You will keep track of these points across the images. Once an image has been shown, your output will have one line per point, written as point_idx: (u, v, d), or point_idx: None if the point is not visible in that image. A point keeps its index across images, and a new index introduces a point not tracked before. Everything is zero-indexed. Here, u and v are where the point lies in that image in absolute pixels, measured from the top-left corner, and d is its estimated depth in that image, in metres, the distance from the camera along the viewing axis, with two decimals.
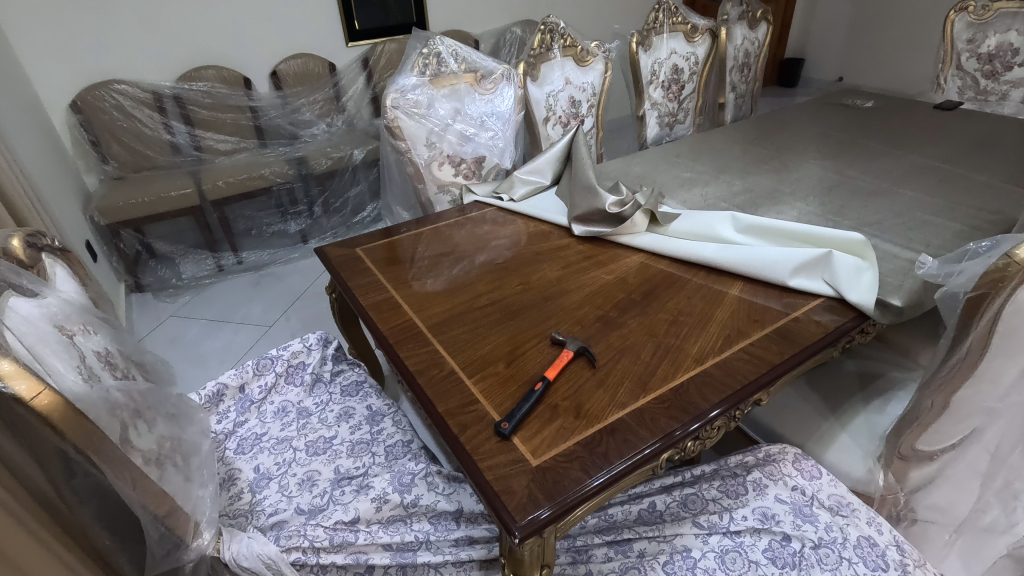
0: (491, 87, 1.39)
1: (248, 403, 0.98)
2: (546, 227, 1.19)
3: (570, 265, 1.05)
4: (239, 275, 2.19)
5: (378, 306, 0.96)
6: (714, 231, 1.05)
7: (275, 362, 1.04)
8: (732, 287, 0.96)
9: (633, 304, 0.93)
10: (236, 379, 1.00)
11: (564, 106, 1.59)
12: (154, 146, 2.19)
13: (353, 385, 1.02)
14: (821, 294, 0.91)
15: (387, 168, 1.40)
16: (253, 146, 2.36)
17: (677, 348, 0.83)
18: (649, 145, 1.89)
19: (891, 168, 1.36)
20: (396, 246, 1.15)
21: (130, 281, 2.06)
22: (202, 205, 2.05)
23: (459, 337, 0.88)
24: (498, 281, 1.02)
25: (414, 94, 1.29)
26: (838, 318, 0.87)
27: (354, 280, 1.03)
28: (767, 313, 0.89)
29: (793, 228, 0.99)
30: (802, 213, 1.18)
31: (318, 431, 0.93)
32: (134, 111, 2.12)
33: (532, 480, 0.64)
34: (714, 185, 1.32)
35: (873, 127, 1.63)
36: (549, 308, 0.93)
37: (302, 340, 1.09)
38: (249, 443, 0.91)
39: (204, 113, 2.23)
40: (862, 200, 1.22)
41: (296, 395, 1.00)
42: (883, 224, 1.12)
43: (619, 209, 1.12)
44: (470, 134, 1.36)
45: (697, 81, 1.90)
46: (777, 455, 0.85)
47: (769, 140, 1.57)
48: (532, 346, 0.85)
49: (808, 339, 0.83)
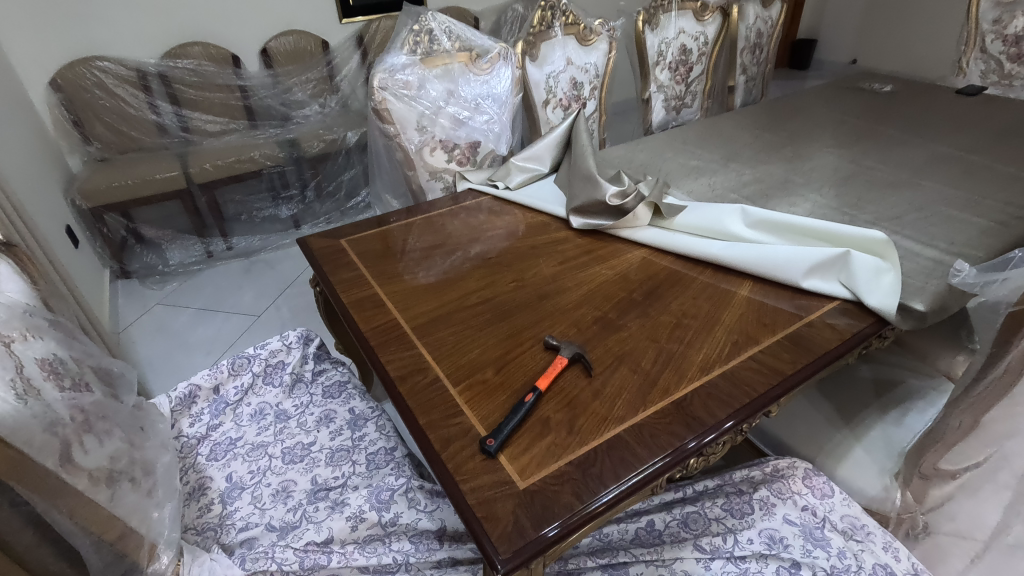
0: (488, 67, 1.30)
1: (223, 405, 0.92)
2: (545, 218, 1.12)
3: (568, 260, 0.98)
4: (229, 262, 2.12)
5: (360, 303, 0.90)
6: (722, 225, 0.97)
7: (253, 361, 0.97)
8: (741, 286, 0.89)
9: (634, 305, 0.86)
10: (210, 380, 0.94)
11: (565, 88, 1.50)
12: (140, 127, 2.09)
13: (336, 386, 0.97)
14: (836, 297, 0.85)
15: (376, 153, 1.33)
16: (243, 127, 2.25)
17: (680, 356, 0.77)
18: (654, 130, 1.81)
19: (912, 157, 1.28)
20: (384, 238, 1.09)
21: (115, 267, 1.99)
22: (189, 188, 1.97)
23: (445, 341, 0.81)
24: (489, 278, 0.95)
25: (404, 74, 1.20)
26: (855, 324, 0.80)
27: (336, 275, 0.97)
28: (778, 317, 0.83)
29: (807, 224, 0.92)
30: (816, 206, 1.11)
31: (296, 436, 0.88)
32: (117, 90, 2.02)
33: (519, 505, 0.58)
34: (722, 175, 1.25)
35: (893, 112, 1.55)
36: (543, 309, 0.87)
37: (282, 337, 1.01)
38: (223, 448, 0.86)
39: (191, 92, 2.13)
40: (880, 192, 1.14)
41: (275, 396, 0.94)
42: (902, 220, 1.04)
43: (620, 201, 1.04)
44: (464, 118, 1.28)
45: (706, 63, 1.81)
46: (787, 469, 0.79)
47: (781, 126, 1.49)
48: (523, 350, 0.79)
49: (822, 347, 0.77)
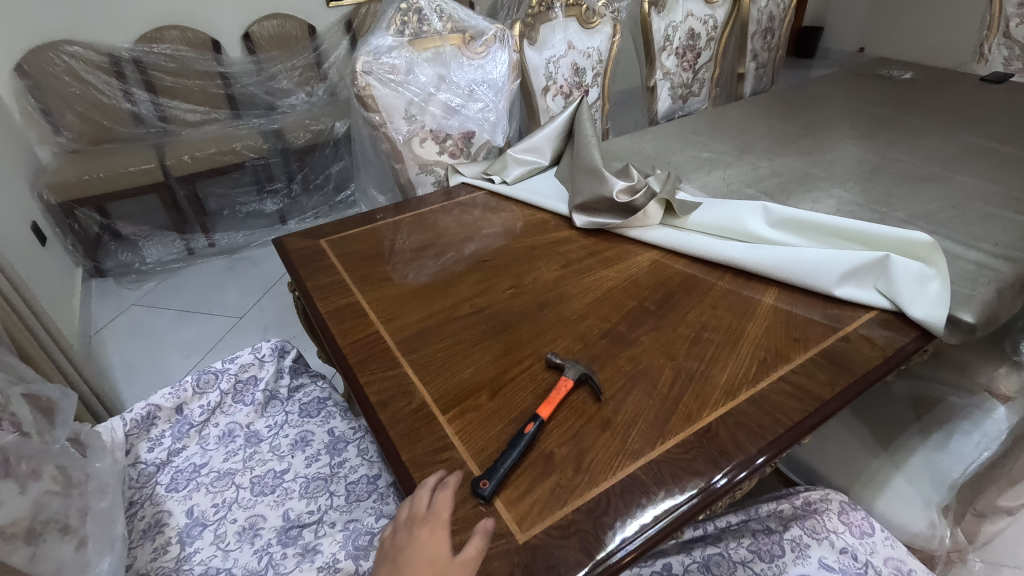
0: (482, 51, 1.19)
1: (186, 426, 0.82)
2: (544, 215, 1.02)
3: (571, 264, 0.89)
4: (211, 260, 2.01)
5: (338, 313, 0.80)
6: (742, 224, 0.88)
7: (221, 377, 0.87)
8: (766, 294, 0.80)
9: (646, 315, 0.77)
10: (172, 398, 0.83)
11: (566, 74, 1.39)
12: (114, 117, 1.94)
13: (315, 404, 0.88)
14: (873, 307, 0.75)
15: (360, 145, 1.23)
16: (225, 117, 2.08)
17: (701, 376, 0.67)
18: (660, 120, 1.70)
19: (941, 149, 1.19)
20: (368, 238, 0.99)
21: (88, 266, 1.89)
22: (167, 181, 1.87)
23: (433, 357, 0.72)
24: (484, 283, 0.85)
25: (390, 57, 1.09)
26: (895, 338, 0.71)
27: (313, 280, 0.87)
28: (810, 330, 0.73)
29: (837, 224, 0.83)
30: (841, 202, 1.01)
31: (267, 463, 0.79)
32: (88, 77, 1.86)
33: (518, 566, 0.49)
34: (737, 168, 1.15)
35: (915, 101, 1.45)
36: (544, 319, 0.77)
37: (253, 349, 0.91)
38: (185, 477, 0.77)
39: (169, 79, 1.98)
40: (910, 186, 1.05)
41: (246, 416, 0.85)
42: (936, 218, 0.95)
43: (629, 198, 0.95)
44: (457, 106, 1.18)
45: (715, 48, 1.70)
46: (820, 502, 0.71)
47: (796, 116, 1.39)
48: (522, 369, 0.69)
49: (862, 365, 0.67)
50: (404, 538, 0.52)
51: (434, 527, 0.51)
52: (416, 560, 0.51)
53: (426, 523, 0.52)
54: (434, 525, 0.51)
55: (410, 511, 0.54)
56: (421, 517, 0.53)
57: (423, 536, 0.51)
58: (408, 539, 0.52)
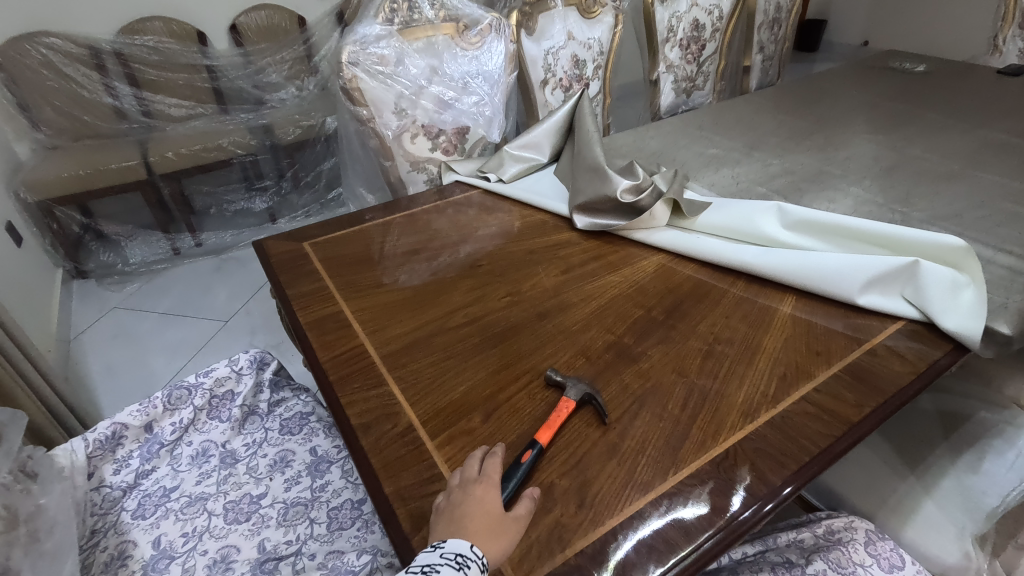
0: (477, 41, 1.13)
1: (156, 446, 0.76)
2: (543, 216, 0.96)
3: (572, 269, 0.82)
4: (198, 260, 1.94)
5: (320, 324, 0.74)
6: (756, 227, 0.82)
7: (194, 393, 0.81)
8: (782, 302, 0.74)
9: (654, 326, 0.71)
10: (140, 417, 0.77)
11: (566, 67, 1.32)
12: (95, 112, 1.84)
13: (296, 420, 0.82)
14: (900, 317, 0.70)
15: (348, 142, 1.17)
16: (211, 111, 1.98)
17: (716, 395, 0.61)
18: (663, 115, 1.64)
19: (961, 145, 1.12)
20: (355, 240, 0.92)
21: (70, 266, 1.83)
22: (150, 179, 1.80)
23: (422, 374, 0.65)
24: (479, 290, 0.79)
25: (378, 47, 1.02)
26: (927, 351, 0.65)
27: (294, 287, 0.81)
28: (832, 343, 0.67)
29: (859, 226, 0.77)
30: (859, 201, 0.95)
31: (243, 486, 0.73)
32: (67, 70, 1.77)
33: None
34: (747, 165, 1.09)
35: (931, 95, 1.38)
36: (543, 331, 0.71)
37: (230, 361, 0.85)
38: (153, 503, 0.71)
39: (152, 73, 1.88)
40: (932, 184, 0.99)
41: (221, 434, 0.79)
42: (962, 219, 0.89)
43: (633, 197, 0.88)
44: (450, 99, 1.12)
45: (720, 40, 1.64)
46: (844, 531, 0.65)
47: (807, 111, 1.33)
48: (519, 388, 0.63)
49: (891, 383, 0.62)
50: (458, 496, 0.49)
51: (489, 484, 0.50)
52: (475, 515, 0.47)
53: (480, 480, 0.50)
54: (489, 479, 0.50)
55: (460, 478, 0.51)
56: (473, 479, 0.50)
57: (479, 491, 0.49)
58: (463, 498, 0.48)
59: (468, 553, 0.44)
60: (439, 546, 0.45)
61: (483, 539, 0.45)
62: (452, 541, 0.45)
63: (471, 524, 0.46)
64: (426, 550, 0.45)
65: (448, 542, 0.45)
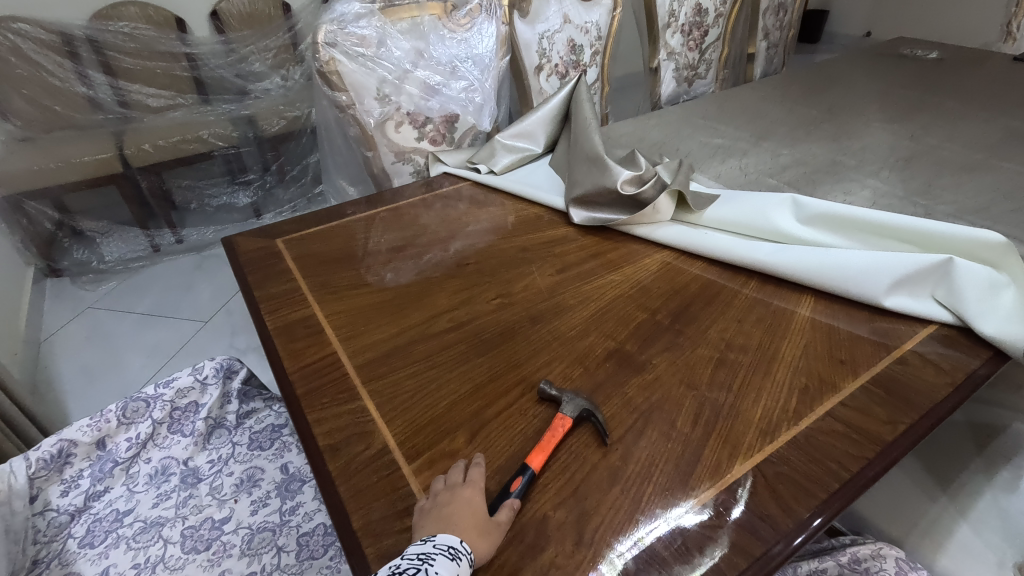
0: (467, 22, 1.05)
1: (109, 464, 0.69)
2: (538, 210, 0.89)
3: (569, 268, 0.75)
4: (178, 258, 1.91)
5: (289, 330, 0.67)
6: (769, 221, 0.75)
7: (153, 405, 0.73)
8: (800, 305, 0.67)
9: (658, 331, 0.64)
10: (90, 433, 0.69)
11: (562, 52, 1.25)
12: (69, 102, 1.72)
13: (267, 434, 0.75)
14: (931, 321, 0.63)
15: (327, 132, 1.10)
16: (192, 102, 1.87)
17: (730, 410, 0.54)
18: (663, 104, 1.57)
19: (983, 134, 1.06)
20: (333, 235, 0.85)
21: (42, 265, 1.79)
22: (127, 172, 1.75)
23: (401, 386, 0.58)
24: (466, 291, 0.72)
25: (358, 27, 0.94)
26: (964, 359, 0.59)
27: (263, 289, 0.74)
28: (857, 350, 0.60)
29: (883, 220, 0.70)
30: (877, 193, 0.88)
31: (205, 510, 0.66)
32: (37, 57, 1.64)
33: None
34: (755, 155, 1.02)
35: (947, 82, 1.31)
36: (536, 337, 0.64)
37: (193, 370, 0.77)
38: (103, 529, 0.64)
39: (129, 61, 1.77)
40: (954, 175, 0.92)
41: (183, 450, 0.72)
42: (990, 212, 0.82)
43: (635, 189, 0.81)
44: (438, 84, 1.05)
45: (724, 26, 1.56)
46: (872, 560, 0.60)
47: (816, 99, 1.26)
48: (509, 403, 0.56)
49: (926, 396, 0.55)
50: (445, 497, 0.46)
51: (475, 486, 0.47)
52: (462, 514, 0.44)
53: (466, 483, 0.47)
54: (475, 482, 0.47)
55: (444, 483, 0.48)
56: (458, 484, 0.47)
57: (465, 493, 0.46)
58: (450, 499, 0.46)
59: (459, 547, 0.41)
60: (428, 540, 0.42)
61: (471, 539, 0.43)
62: (443, 534, 0.42)
63: (460, 520, 0.43)
64: (415, 544, 0.43)
65: (439, 534, 0.42)
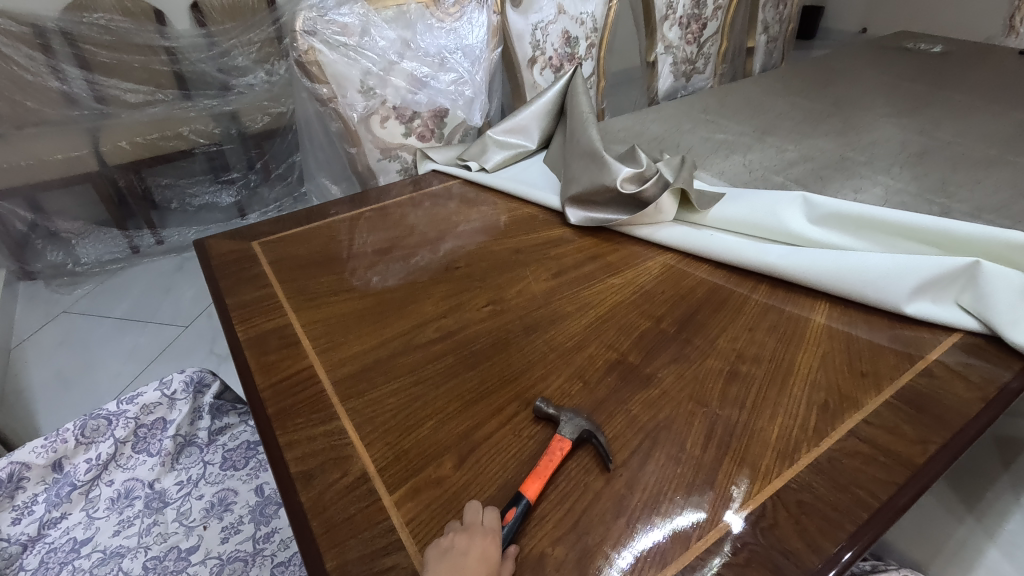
0: (456, 11, 0.99)
1: (67, 488, 0.64)
2: (532, 209, 0.84)
3: (565, 271, 0.70)
4: (159, 260, 1.87)
5: (261, 341, 0.61)
6: (779, 221, 0.70)
7: (116, 424, 0.69)
8: (814, 311, 0.63)
9: (664, 341, 0.59)
10: (45, 455, 0.64)
11: (556, 44, 1.20)
12: (40, 97, 1.65)
13: (241, 453, 0.70)
14: (957, 328, 0.58)
15: (309, 127, 1.05)
16: (172, 98, 1.80)
17: (744, 429, 0.49)
18: (660, 100, 1.52)
19: (996, 129, 1.02)
20: (314, 237, 0.80)
21: (15, 267, 1.74)
22: (102, 170, 1.70)
23: (382, 405, 0.53)
24: (455, 297, 0.67)
25: (339, 15, 0.89)
26: (995, 370, 0.54)
27: (235, 296, 0.68)
28: (880, 361, 0.56)
29: (903, 221, 0.66)
30: (889, 191, 0.84)
31: (169, 539, 0.61)
32: (7, 50, 1.56)
33: None
34: (760, 151, 0.97)
35: (953, 75, 1.28)
36: (530, 348, 0.59)
37: (161, 385, 0.72)
38: (57, 561, 0.59)
39: (105, 55, 1.70)
40: (969, 172, 0.88)
41: (149, 472, 0.67)
42: (1011, 211, 0.78)
43: (635, 187, 0.76)
44: (425, 77, 0.99)
45: (722, 19, 1.52)
46: None
47: (820, 93, 1.21)
48: (502, 423, 0.51)
49: (959, 413, 0.50)
50: (462, 545, 0.40)
51: (493, 535, 0.40)
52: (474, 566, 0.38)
53: (484, 530, 0.41)
54: (493, 531, 0.41)
55: (461, 526, 0.42)
56: (473, 528, 0.41)
57: (481, 541, 0.40)
58: (465, 543, 0.40)
59: None
60: None
61: None
62: None
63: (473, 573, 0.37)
64: None
65: None
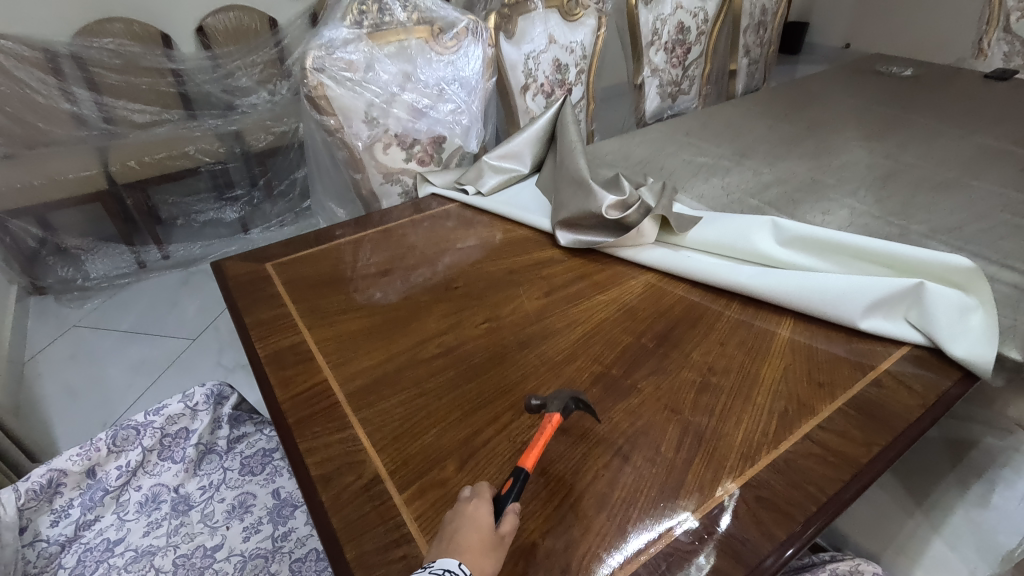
0: (453, 45, 1.06)
1: (100, 492, 0.70)
2: (525, 231, 0.91)
3: (555, 290, 0.77)
4: (165, 274, 1.92)
5: (279, 357, 0.67)
6: (750, 244, 0.77)
7: (143, 433, 0.74)
8: (780, 326, 0.69)
9: (644, 354, 0.66)
10: (80, 462, 0.70)
11: (547, 71, 1.27)
12: (51, 118, 1.71)
13: (258, 459, 0.77)
14: (906, 342, 0.65)
15: (314, 153, 1.11)
16: (179, 117, 1.88)
17: (712, 433, 0.56)
18: (647, 120, 1.60)
19: (957, 152, 1.09)
20: (322, 258, 0.86)
21: (26, 282, 1.78)
22: (111, 189, 1.74)
23: (391, 415, 0.59)
24: (455, 314, 0.73)
25: (346, 52, 0.96)
26: (937, 380, 0.61)
27: (253, 315, 0.74)
28: (836, 372, 0.62)
29: (861, 244, 0.72)
30: (854, 213, 0.91)
31: (196, 538, 0.67)
32: (20, 74, 1.62)
33: None
34: (737, 174, 1.05)
35: (920, 99, 1.36)
36: (523, 362, 0.65)
37: (184, 397, 0.78)
38: (93, 558, 0.65)
39: (113, 77, 1.76)
40: (928, 195, 0.95)
41: (174, 477, 0.73)
42: (963, 232, 0.85)
43: (620, 213, 0.83)
44: (424, 107, 1.06)
45: (705, 44, 1.60)
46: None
47: (796, 116, 1.29)
48: (498, 430, 0.57)
49: (902, 418, 0.57)
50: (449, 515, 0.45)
51: (480, 500, 0.45)
52: (467, 534, 0.43)
53: (472, 497, 0.46)
54: (482, 495, 0.46)
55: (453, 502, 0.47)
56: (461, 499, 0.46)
57: (470, 509, 0.44)
58: (454, 516, 0.44)
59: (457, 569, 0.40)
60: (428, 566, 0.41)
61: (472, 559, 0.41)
62: (443, 559, 0.41)
63: (463, 542, 0.42)
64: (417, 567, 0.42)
65: (438, 561, 0.41)
